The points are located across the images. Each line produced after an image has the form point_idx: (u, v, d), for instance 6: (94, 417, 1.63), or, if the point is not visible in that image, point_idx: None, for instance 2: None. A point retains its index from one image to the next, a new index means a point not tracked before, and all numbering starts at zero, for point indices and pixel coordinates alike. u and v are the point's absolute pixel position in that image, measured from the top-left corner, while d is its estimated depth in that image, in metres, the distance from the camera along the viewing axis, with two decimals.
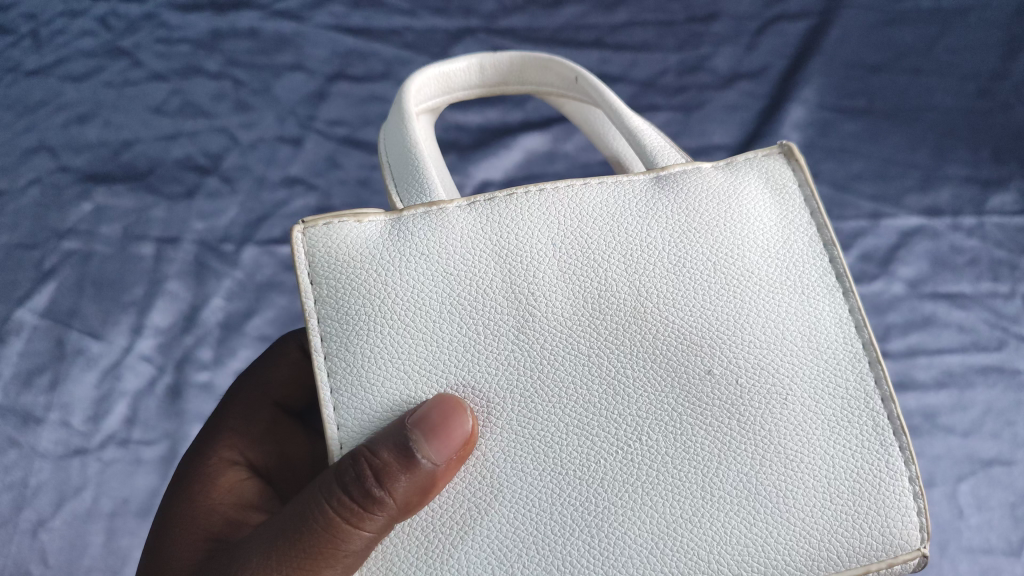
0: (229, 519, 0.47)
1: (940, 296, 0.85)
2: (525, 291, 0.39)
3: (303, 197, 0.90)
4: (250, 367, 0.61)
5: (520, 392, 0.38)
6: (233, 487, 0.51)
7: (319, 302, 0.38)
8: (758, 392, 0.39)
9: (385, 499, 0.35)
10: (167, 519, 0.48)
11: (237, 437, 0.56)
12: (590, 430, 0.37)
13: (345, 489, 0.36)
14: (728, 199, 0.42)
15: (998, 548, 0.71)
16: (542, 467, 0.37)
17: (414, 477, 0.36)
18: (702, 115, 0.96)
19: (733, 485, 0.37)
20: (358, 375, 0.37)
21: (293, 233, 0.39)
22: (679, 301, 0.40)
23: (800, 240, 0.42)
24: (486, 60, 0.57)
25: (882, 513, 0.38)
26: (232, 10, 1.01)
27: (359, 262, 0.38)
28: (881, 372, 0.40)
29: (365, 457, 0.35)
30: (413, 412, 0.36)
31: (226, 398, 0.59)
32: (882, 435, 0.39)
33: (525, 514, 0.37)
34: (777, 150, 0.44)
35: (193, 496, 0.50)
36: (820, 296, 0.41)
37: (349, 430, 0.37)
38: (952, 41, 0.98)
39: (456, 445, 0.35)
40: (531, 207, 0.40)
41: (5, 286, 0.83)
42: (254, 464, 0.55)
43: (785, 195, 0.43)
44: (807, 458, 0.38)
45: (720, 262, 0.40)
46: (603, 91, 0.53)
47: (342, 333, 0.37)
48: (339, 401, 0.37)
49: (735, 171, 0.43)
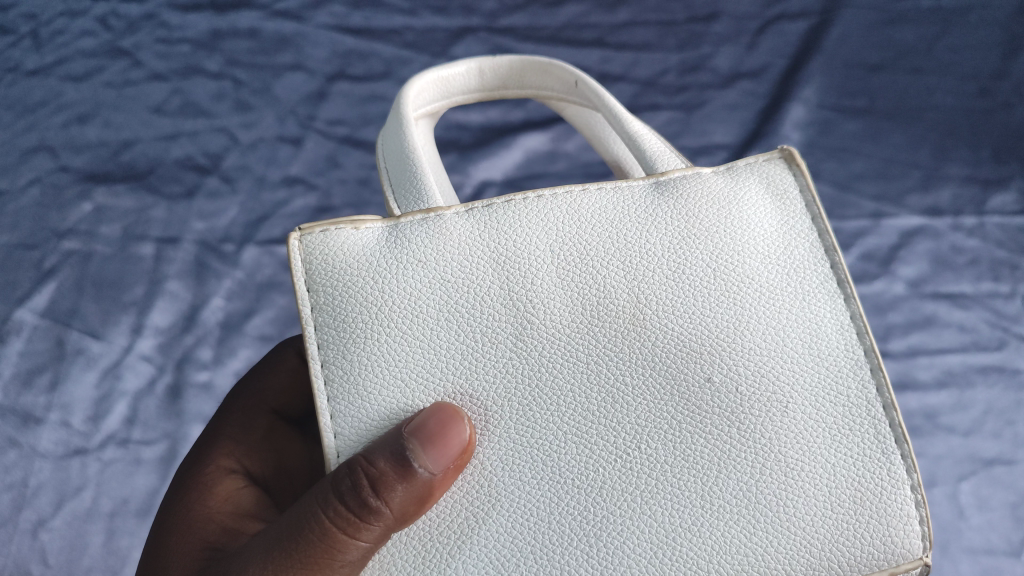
0: (226, 528, 0.47)
1: (941, 296, 0.84)
2: (524, 299, 0.39)
3: (304, 197, 0.90)
4: (245, 377, 0.61)
5: (518, 400, 0.38)
6: (231, 495, 0.51)
7: (316, 309, 0.38)
8: (758, 400, 0.39)
9: (381, 509, 0.35)
10: (165, 528, 0.48)
11: (233, 445, 0.56)
12: (588, 438, 0.37)
13: (341, 498, 0.36)
14: (727, 205, 0.42)
15: (999, 548, 0.71)
16: (540, 476, 0.37)
17: (411, 486, 0.35)
18: (702, 115, 0.96)
19: (733, 494, 0.37)
20: (355, 384, 0.37)
21: (290, 240, 0.39)
22: (679, 308, 0.39)
23: (801, 246, 0.42)
24: (485, 64, 0.57)
25: (883, 522, 0.38)
26: (232, 10, 1.01)
27: (356, 269, 0.38)
28: (882, 379, 0.40)
29: (361, 467, 0.35)
30: (411, 421, 0.36)
31: (223, 407, 0.59)
32: (883, 443, 0.39)
33: (523, 523, 0.37)
34: (778, 155, 0.44)
35: (191, 504, 0.49)
36: (820, 302, 0.41)
37: (347, 439, 0.36)
38: (952, 41, 0.98)
39: (453, 453, 0.35)
40: (529, 213, 0.40)
41: (6, 286, 0.83)
42: (251, 473, 0.55)
43: (786, 201, 0.43)
44: (807, 466, 0.38)
45: (720, 268, 0.40)
46: (604, 97, 0.53)
47: (340, 341, 0.37)
48: (336, 410, 0.37)
49: (734, 176, 0.43)
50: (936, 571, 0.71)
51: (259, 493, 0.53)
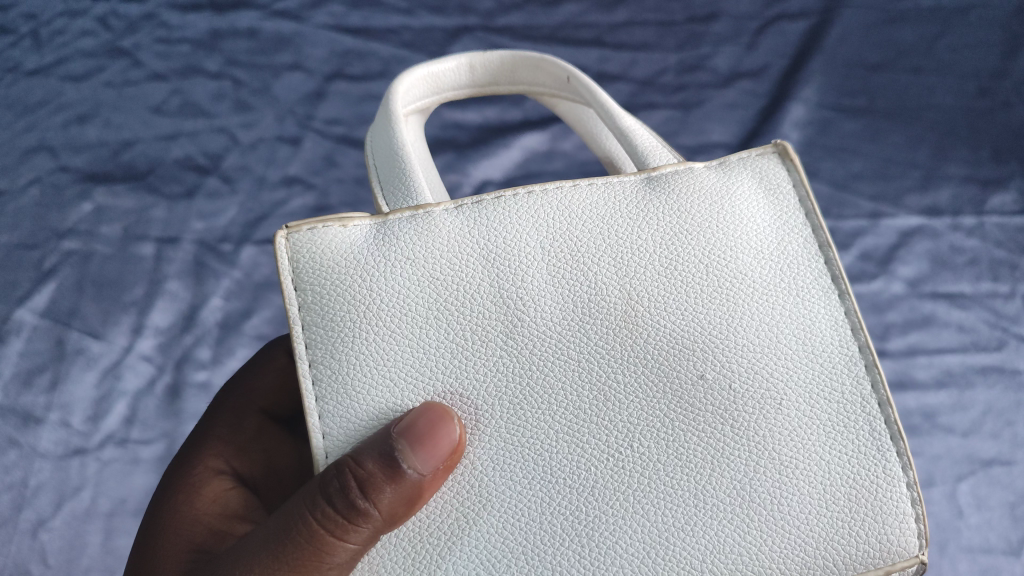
0: (213, 530, 0.47)
1: (940, 296, 0.84)
2: (514, 296, 0.39)
3: (303, 197, 0.90)
4: (236, 375, 0.61)
5: (508, 399, 0.38)
6: (219, 497, 0.51)
7: (303, 308, 0.38)
8: (752, 397, 0.38)
9: (370, 511, 0.35)
10: (151, 529, 0.48)
11: (222, 446, 0.56)
12: (580, 437, 0.37)
13: (330, 500, 0.36)
14: (720, 200, 0.42)
15: (997, 548, 0.71)
16: (531, 476, 0.37)
17: (400, 488, 0.35)
18: (701, 114, 0.96)
19: (726, 493, 0.37)
20: (343, 384, 0.37)
21: (277, 238, 0.39)
22: (671, 305, 0.39)
23: (795, 241, 0.42)
24: (476, 60, 0.57)
25: (879, 520, 0.38)
26: (231, 10, 1.01)
27: (344, 267, 0.38)
28: (877, 375, 0.39)
29: (349, 468, 0.35)
30: (399, 421, 0.36)
31: (213, 407, 0.60)
32: (879, 440, 0.39)
33: (514, 524, 0.37)
34: (772, 149, 0.44)
35: (178, 506, 0.49)
36: (815, 298, 0.41)
37: (335, 439, 0.36)
38: (952, 41, 0.98)
39: (442, 454, 0.35)
40: (520, 210, 0.40)
41: (6, 286, 0.83)
42: (240, 473, 0.55)
43: (780, 196, 0.43)
44: (802, 464, 0.38)
45: (712, 264, 0.40)
46: (595, 92, 0.53)
47: (328, 340, 0.37)
48: (324, 409, 0.37)
49: (727, 171, 0.43)
50: (934, 571, 0.70)
51: (247, 493, 0.53)
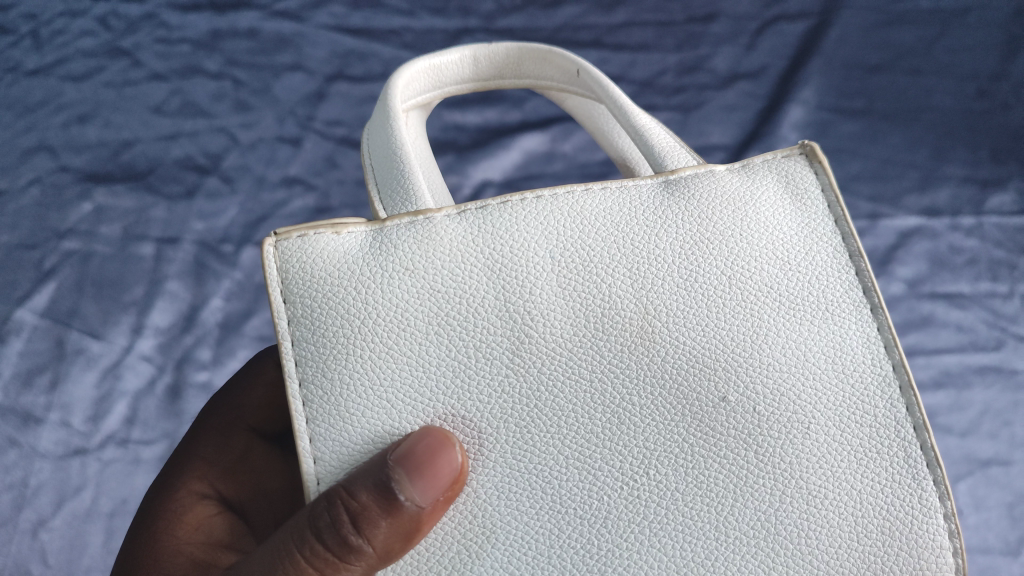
0: (195, 562, 0.49)
1: (938, 297, 0.85)
2: (524, 311, 0.39)
3: (303, 198, 0.90)
4: (219, 392, 0.61)
5: (515, 420, 0.38)
6: (202, 523, 0.52)
7: (292, 322, 0.38)
8: (776, 421, 0.39)
9: (363, 547, 0.36)
10: (131, 562, 0.50)
11: (207, 467, 0.56)
12: (593, 464, 0.38)
13: (320, 537, 0.36)
14: (741, 206, 0.42)
15: (995, 547, 0.71)
16: (539, 506, 0.37)
17: (395, 521, 0.36)
18: (700, 115, 0.96)
19: (750, 525, 0.38)
20: (335, 405, 0.37)
21: (265, 245, 0.39)
22: (690, 322, 0.40)
23: (824, 253, 0.42)
24: (481, 52, 0.57)
25: (914, 555, 0.38)
26: (232, 10, 1.02)
27: (336, 277, 0.38)
28: (912, 398, 0.40)
29: (341, 500, 0.35)
30: (397, 446, 0.36)
31: (197, 423, 0.59)
32: (914, 468, 0.39)
33: (519, 558, 0.37)
34: (798, 151, 0.45)
35: (159, 534, 0.51)
36: (845, 313, 0.41)
37: (326, 465, 0.37)
38: (951, 41, 0.98)
39: (444, 483, 0.36)
40: (528, 216, 0.41)
41: (6, 286, 0.83)
42: (226, 497, 0.56)
43: (807, 201, 0.43)
44: (829, 493, 0.38)
45: (733, 277, 0.40)
46: (608, 88, 0.53)
47: (319, 358, 0.37)
48: (315, 433, 0.37)
49: (750, 174, 0.44)
50: None
51: (234, 518, 0.54)
